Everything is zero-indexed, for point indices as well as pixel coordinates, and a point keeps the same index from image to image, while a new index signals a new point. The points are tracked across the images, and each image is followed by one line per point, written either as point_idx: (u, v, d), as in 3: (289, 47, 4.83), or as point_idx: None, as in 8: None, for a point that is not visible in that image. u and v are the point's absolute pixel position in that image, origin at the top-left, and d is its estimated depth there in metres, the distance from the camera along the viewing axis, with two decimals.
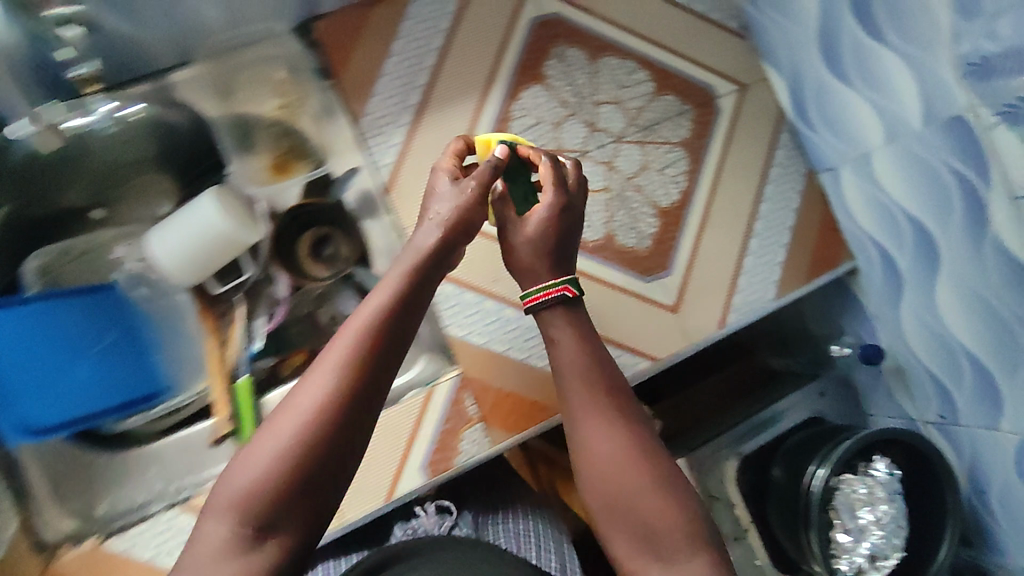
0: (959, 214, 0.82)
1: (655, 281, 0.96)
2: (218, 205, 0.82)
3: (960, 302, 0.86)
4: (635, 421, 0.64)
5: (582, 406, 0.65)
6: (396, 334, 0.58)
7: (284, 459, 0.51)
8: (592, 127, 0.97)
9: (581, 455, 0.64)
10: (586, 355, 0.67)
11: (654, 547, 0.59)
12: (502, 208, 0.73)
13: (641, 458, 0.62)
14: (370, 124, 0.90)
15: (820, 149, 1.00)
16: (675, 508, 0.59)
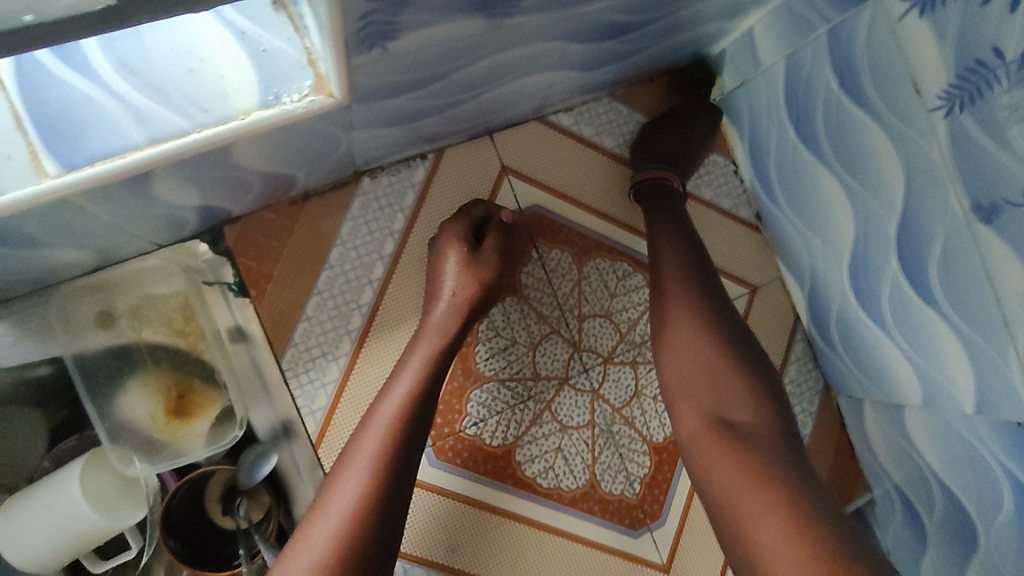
0: (1009, 513, 0.68)
1: (646, 534, 0.80)
2: (90, 491, 0.65)
3: None
4: (721, 309, 0.68)
5: (677, 304, 0.68)
6: (428, 408, 0.64)
7: (337, 538, 0.55)
8: (575, 346, 0.80)
9: (672, 354, 0.67)
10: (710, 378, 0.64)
11: (729, 430, 0.61)
12: (462, 280, 0.70)
13: (723, 348, 0.65)
14: (298, 356, 0.73)
15: (838, 371, 0.86)
16: (751, 389, 0.62)
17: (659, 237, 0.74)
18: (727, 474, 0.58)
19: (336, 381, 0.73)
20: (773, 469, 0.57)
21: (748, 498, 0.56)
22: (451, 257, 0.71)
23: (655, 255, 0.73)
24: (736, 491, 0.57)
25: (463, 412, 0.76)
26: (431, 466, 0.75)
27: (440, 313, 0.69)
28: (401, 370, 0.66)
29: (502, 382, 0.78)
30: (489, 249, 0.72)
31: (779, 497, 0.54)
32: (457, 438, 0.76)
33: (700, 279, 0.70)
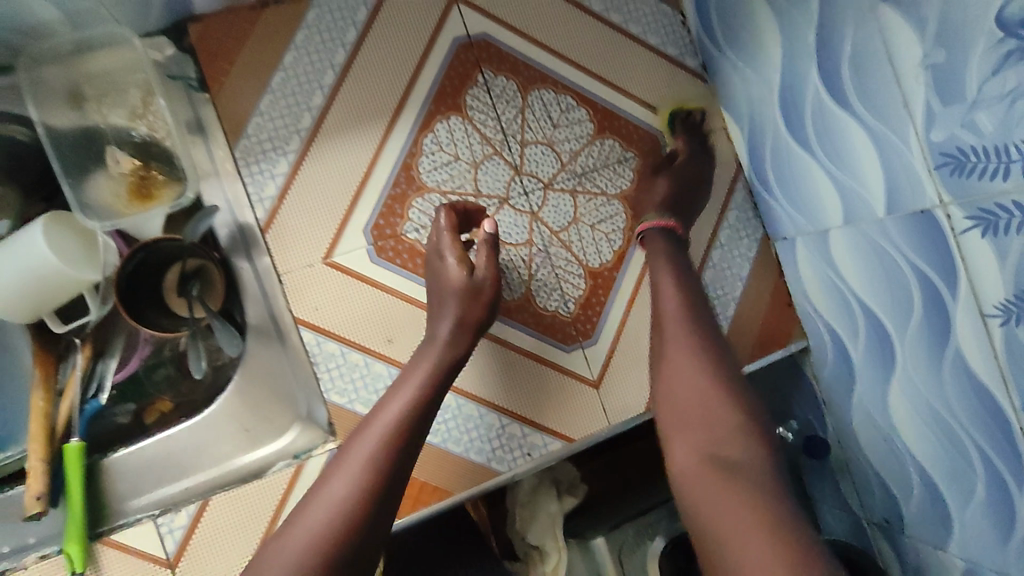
0: (919, 316, 0.71)
1: (578, 351, 0.84)
2: (85, 260, 0.74)
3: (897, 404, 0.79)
4: (714, 342, 0.68)
5: (677, 353, 0.67)
6: (423, 415, 0.67)
7: (339, 507, 0.58)
8: (517, 170, 0.84)
9: (671, 408, 0.65)
10: (700, 385, 0.64)
11: (728, 474, 0.57)
12: (469, 304, 0.74)
13: (693, 360, 0.66)
14: (249, 146, 0.78)
15: (775, 216, 0.89)
16: (740, 428, 0.61)
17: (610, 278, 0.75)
18: (729, 521, 0.54)
19: (286, 173, 0.78)
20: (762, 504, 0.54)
21: (739, 543, 0.53)
22: (457, 278, 0.75)
23: (655, 284, 0.75)
24: (727, 543, 0.53)
25: (404, 217, 0.81)
26: (372, 264, 0.80)
27: (446, 336, 0.73)
28: (406, 381, 0.70)
29: (443, 193, 0.82)
30: (485, 278, 0.75)
31: (731, 503, 0.55)
32: (397, 239, 0.80)
33: (694, 307, 0.71)
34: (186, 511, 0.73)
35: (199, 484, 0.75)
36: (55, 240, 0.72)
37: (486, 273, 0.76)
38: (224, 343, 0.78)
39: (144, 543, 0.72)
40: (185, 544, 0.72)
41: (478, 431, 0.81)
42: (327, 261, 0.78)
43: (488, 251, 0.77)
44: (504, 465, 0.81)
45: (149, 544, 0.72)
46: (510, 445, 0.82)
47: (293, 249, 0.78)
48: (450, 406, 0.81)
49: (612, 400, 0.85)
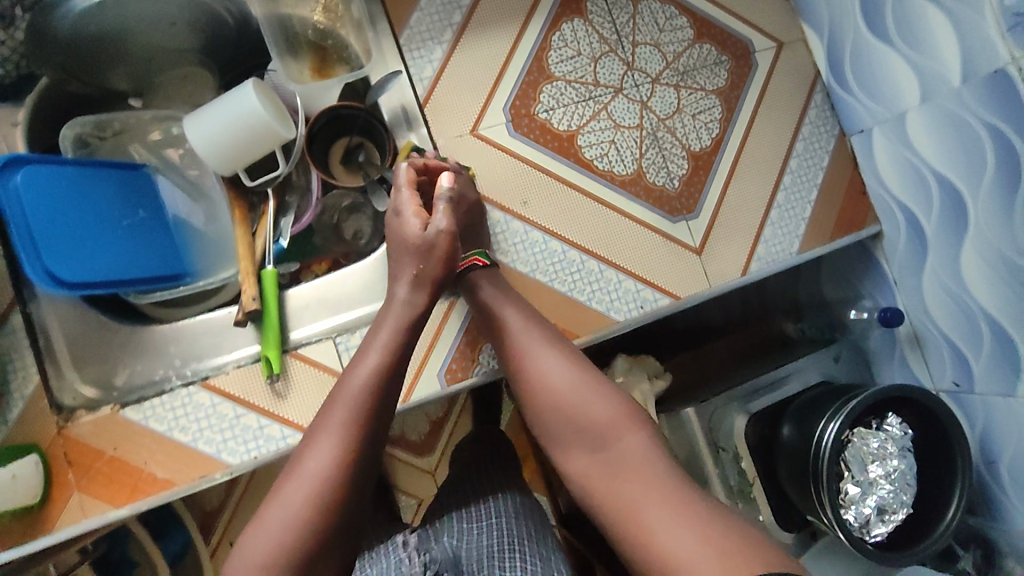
0: (991, 171, 0.83)
1: (682, 222, 0.96)
2: (285, 121, 0.86)
3: (969, 262, 0.90)
4: (575, 352, 0.78)
5: (533, 341, 0.78)
6: (388, 384, 0.73)
7: (316, 483, 0.65)
8: (629, 65, 0.98)
9: (543, 394, 0.75)
10: (570, 374, 0.75)
11: (604, 455, 0.70)
12: (423, 259, 0.78)
13: (588, 377, 0.75)
14: (411, 36, 0.91)
15: (853, 112, 1.01)
16: (623, 414, 0.72)
17: (480, 282, 0.83)
18: (622, 494, 0.67)
19: (441, 57, 0.91)
20: (656, 484, 0.66)
21: (643, 511, 0.64)
22: (415, 229, 0.79)
23: (473, 283, 0.83)
24: (630, 515, 0.65)
25: (537, 99, 0.94)
26: (510, 138, 0.92)
27: (403, 297, 0.79)
28: (368, 349, 0.75)
29: (568, 82, 0.95)
30: (439, 233, 0.78)
31: (643, 481, 0.66)
32: (531, 118, 0.93)
33: (535, 324, 0.80)
34: (359, 334, 0.84)
35: (365, 316, 0.86)
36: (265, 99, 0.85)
37: (442, 225, 0.78)
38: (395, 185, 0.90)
39: (323, 357, 0.83)
40: None
41: (598, 284, 0.92)
42: (474, 133, 0.91)
43: (444, 206, 0.79)
44: (621, 315, 0.92)
45: (326, 359, 0.84)
46: (626, 298, 0.93)
47: (446, 122, 0.91)
48: (575, 262, 0.92)
49: (712, 266, 0.96)
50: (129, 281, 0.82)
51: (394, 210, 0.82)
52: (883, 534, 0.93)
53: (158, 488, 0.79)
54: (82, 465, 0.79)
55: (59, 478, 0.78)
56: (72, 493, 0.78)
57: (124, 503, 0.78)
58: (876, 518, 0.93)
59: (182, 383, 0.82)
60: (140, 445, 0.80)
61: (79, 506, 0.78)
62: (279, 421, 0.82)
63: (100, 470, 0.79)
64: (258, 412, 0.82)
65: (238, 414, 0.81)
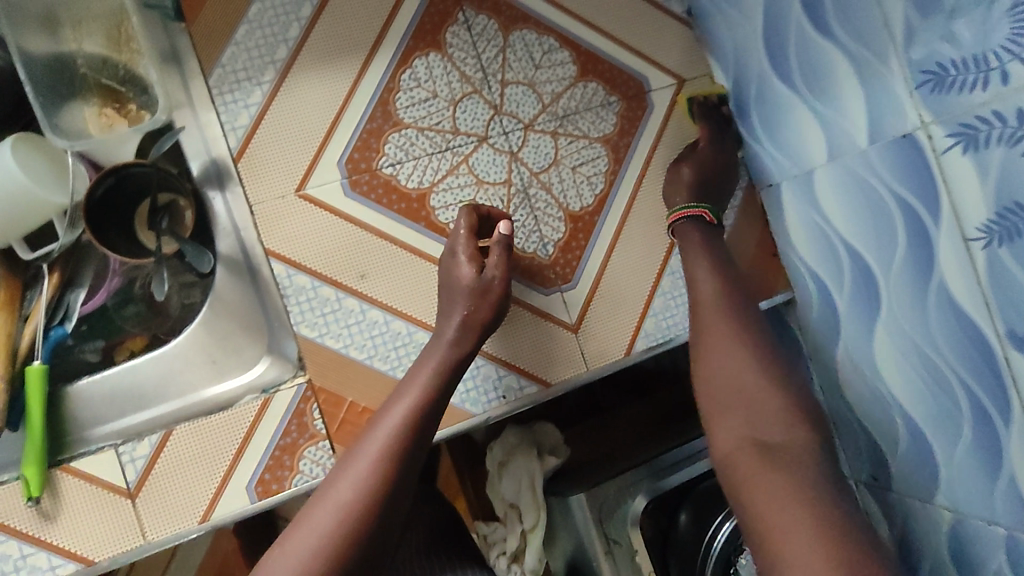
0: (902, 251, 0.70)
1: (556, 294, 0.83)
2: (62, 189, 0.74)
3: (882, 350, 0.77)
4: (769, 342, 0.68)
5: (710, 319, 0.70)
6: (431, 411, 0.66)
7: (345, 511, 0.57)
8: (496, 109, 0.83)
9: (720, 396, 0.65)
10: (759, 370, 0.65)
11: (770, 453, 0.59)
12: (475, 303, 0.72)
13: (765, 372, 0.65)
14: (222, 75, 0.76)
15: (761, 162, 0.87)
16: (795, 408, 0.62)
17: (692, 235, 0.79)
18: (780, 515, 0.54)
19: (260, 102, 0.76)
20: (793, 496, 0.55)
21: (789, 546, 0.52)
22: (466, 277, 0.73)
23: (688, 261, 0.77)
24: (786, 546, 0.52)
25: (380, 151, 0.79)
26: (346, 198, 0.78)
27: (452, 336, 0.72)
28: (411, 381, 0.69)
29: (421, 130, 0.81)
30: (494, 277, 0.73)
31: (773, 496, 0.56)
32: (374, 175, 0.79)
33: (730, 289, 0.73)
34: (149, 440, 0.71)
35: (162, 416, 0.74)
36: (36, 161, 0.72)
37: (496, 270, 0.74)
38: (195, 262, 0.76)
39: (104, 470, 0.70)
40: (146, 475, 0.71)
41: None
42: (300, 193, 0.77)
43: (501, 251, 0.74)
44: (478, 406, 0.80)
45: (108, 472, 0.70)
46: (484, 386, 0.80)
47: (267, 180, 0.76)
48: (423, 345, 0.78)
49: (590, 345, 0.83)
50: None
51: (449, 251, 0.76)
52: None
53: None
54: None
55: None
56: None
57: None
58: None
59: None
60: None
61: None
62: (45, 549, 0.68)
63: None
64: (20, 539, 0.68)
65: None
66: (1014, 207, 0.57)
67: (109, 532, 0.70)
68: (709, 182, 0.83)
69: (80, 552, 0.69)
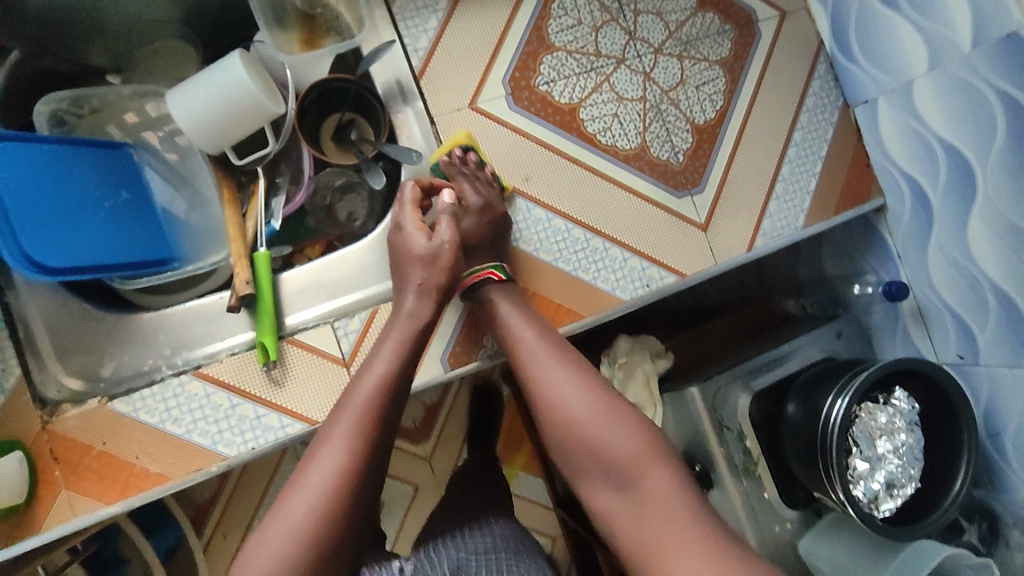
0: (1002, 139, 0.82)
1: (687, 197, 0.94)
2: (274, 99, 0.82)
3: (976, 234, 0.89)
4: (591, 373, 0.73)
5: (540, 364, 0.73)
6: (397, 393, 0.69)
7: (327, 493, 0.60)
8: (631, 35, 0.94)
9: (560, 429, 0.70)
10: (591, 398, 0.70)
11: (629, 493, 0.66)
12: (426, 271, 0.76)
13: (607, 407, 0.70)
14: (404, 4, 0.87)
15: (857, 81, 0.99)
16: (646, 447, 0.67)
17: (496, 299, 0.80)
18: (654, 533, 0.62)
19: (436, 28, 0.87)
20: (677, 516, 0.62)
21: (671, 556, 0.60)
22: (416, 245, 0.78)
23: (486, 296, 0.80)
24: (668, 554, 0.60)
25: (537, 71, 0.90)
26: (510, 111, 0.89)
27: (410, 308, 0.75)
28: (376, 356, 0.71)
29: (569, 53, 0.92)
30: (443, 244, 0.77)
31: (669, 523, 0.62)
32: (532, 91, 0.90)
33: (556, 343, 0.75)
34: (359, 317, 0.81)
35: (363, 300, 0.83)
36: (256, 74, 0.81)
37: (445, 235, 0.78)
38: (403, 156, 0.83)
39: (320, 342, 0.80)
40: (357, 347, 0.80)
41: (604, 263, 0.89)
42: (473, 106, 0.88)
43: (446, 217, 0.79)
44: (627, 294, 0.90)
45: (326, 345, 0.80)
46: (631, 277, 0.90)
47: (444, 95, 0.87)
48: (580, 240, 0.89)
49: (716, 240, 0.94)
50: (112, 267, 0.77)
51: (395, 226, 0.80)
52: (892, 510, 0.91)
53: (151, 484, 0.75)
54: (69, 462, 0.74)
55: (46, 478, 0.74)
56: (60, 491, 0.74)
57: (115, 501, 0.74)
58: (885, 494, 0.91)
59: (173, 373, 0.78)
60: (130, 439, 0.75)
61: (68, 504, 0.74)
62: (276, 411, 0.78)
63: (87, 466, 0.74)
64: (254, 401, 0.78)
65: (233, 404, 0.77)
66: None
67: (328, 397, 0.79)
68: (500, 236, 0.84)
69: (305, 413, 0.79)
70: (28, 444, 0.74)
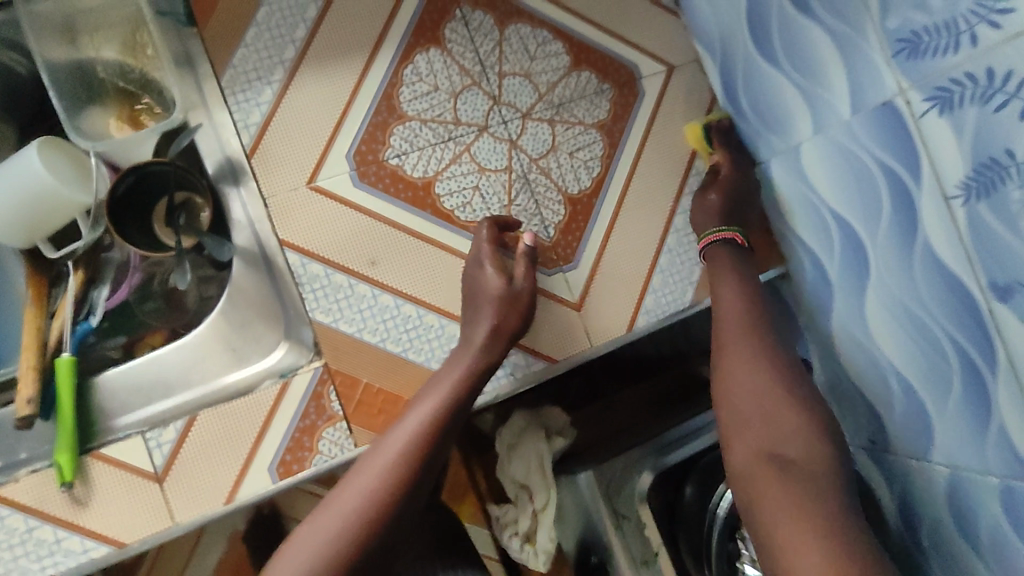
0: (887, 216, 0.73)
1: (559, 274, 0.86)
2: (82, 188, 0.77)
3: (874, 315, 0.80)
4: (790, 377, 0.72)
5: (733, 355, 0.74)
6: (439, 439, 0.68)
7: (352, 517, 0.61)
8: (494, 100, 0.87)
9: (731, 413, 0.72)
10: (757, 387, 0.71)
11: (810, 507, 0.61)
12: (505, 313, 0.76)
13: (781, 407, 0.70)
14: (234, 77, 0.80)
15: (749, 141, 0.91)
16: (814, 445, 0.67)
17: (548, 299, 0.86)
18: (782, 528, 0.61)
19: (270, 101, 0.80)
20: (820, 527, 0.60)
21: (784, 537, 0.61)
22: (494, 287, 0.77)
23: (716, 289, 0.80)
24: (781, 540, 0.61)
25: (387, 143, 0.83)
26: (355, 189, 0.82)
27: (480, 343, 0.75)
28: (444, 376, 0.73)
29: (424, 122, 0.84)
30: (522, 286, 0.79)
31: (796, 498, 0.63)
32: (380, 166, 0.83)
33: (750, 322, 0.76)
34: (174, 425, 0.74)
35: (187, 403, 0.77)
36: (58, 163, 0.75)
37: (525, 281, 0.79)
38: (216, 252, 0.80)
39: (130, 454, 0.73)
40: (172, 459, 0.73)
41: None
42: (311, 186, 0.81)
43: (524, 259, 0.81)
44: (488, 384, 0.84)
45: (136, 458, 0.73)
46: (493, 365, 0.84)
47: (280, 175, 0.80)
48: (433, 328, 0.80)
49: (593, 321, 0.86)
50: None
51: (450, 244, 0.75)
52: None
53: None
54: None
55: None
56: None
57: None
58: None
59: None
60: None
61: None
62: (79, 533, 0.71)
63: None
64: (54, 523, 0.71)
65: (31, 528, 0.71)
66: (991, 161, 0.60)
67: (138, 517, 0.72)
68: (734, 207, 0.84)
69: (111, 535, 0.71)
70: None
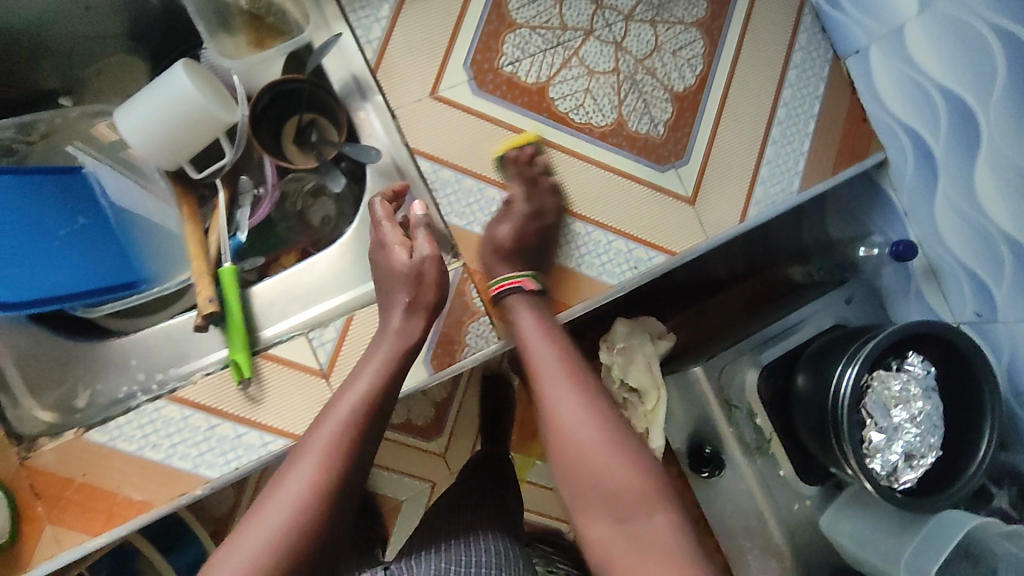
0: (1002, 79, 0.76)
1: (671, 170, 0.89)
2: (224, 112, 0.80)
3: (983, 183, 0.83)
4: (603, 398, 0.65)
5: (545, 382, 0.66)
6: (376, 423, 0.64)
7: (293, 515, 0.56)
8: (598, 4, 0.89)
9: (562, 451, 0.62)
10: (603, 431, 0.62)
11: (627, 528, 0.57)
12: (414, 289, 0.73)
13: (614, 440, 0.61)
14: None
15: (846, 30, 0.93)
16: (642, 486, 0.58)
17: (523, 309, 0.75)
18: None
19: (389, 13, 0.82)
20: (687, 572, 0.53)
21: None
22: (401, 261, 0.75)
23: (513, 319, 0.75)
24: None
25: (500, 52, 0.86)
26: (474, 96, 0.84)
27: (399, 324, 0.73)
28: (366, 368, 0.68)
29: (533, 30, 0.87)
30: (425, 260, 0.74)
31: (674, 564, 0.54)
32: (496, 74, 0.85)
33: (574, 363, 0.67)
34: (333, 325, 0.78)
35: (336, 309, 0.81)
36: (205, 87, 0.79)
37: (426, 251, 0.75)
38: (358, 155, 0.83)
39: (295, 353, 0.78)
40: (335, 356, 0.78)
41: (587, 249, 0.86)
42: (435, 96, 0.83)
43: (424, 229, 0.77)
44: (614, 279, 0.86)
45: (302, 357, 0.78)
46: (615, 260, 0.86)
47: (404, 86, 0.82)
48: (560, 227, 0.85)
49: (705, 213, 0.89)
50: (77, 294, 0.78)
51: (409, 232, 0.77)
52: (913, 480, 0.87)
53: (135, 512, 0.73)
54: (51, 497, 0.73)
55: (28, 513, 0.73)
56: (44, 527, 0.72)
57: (102, 531, 0.73)
58: (904, 464, 0.87)
59: (149, 397, 0.77)
60: (110, 469, 0.74)
61: (53, 540, 0.72)
62: (257, 428, 0.76)
63: (68, 500, 0.73)
64: (233, 420, 0.76)
65: (212, 426, 0.75)
66: None
67: (310, 410, 0.77)
68: (534, 249, 0.81)
69: (287, 428, 0.76)
70: (8, 482, 0.73)
